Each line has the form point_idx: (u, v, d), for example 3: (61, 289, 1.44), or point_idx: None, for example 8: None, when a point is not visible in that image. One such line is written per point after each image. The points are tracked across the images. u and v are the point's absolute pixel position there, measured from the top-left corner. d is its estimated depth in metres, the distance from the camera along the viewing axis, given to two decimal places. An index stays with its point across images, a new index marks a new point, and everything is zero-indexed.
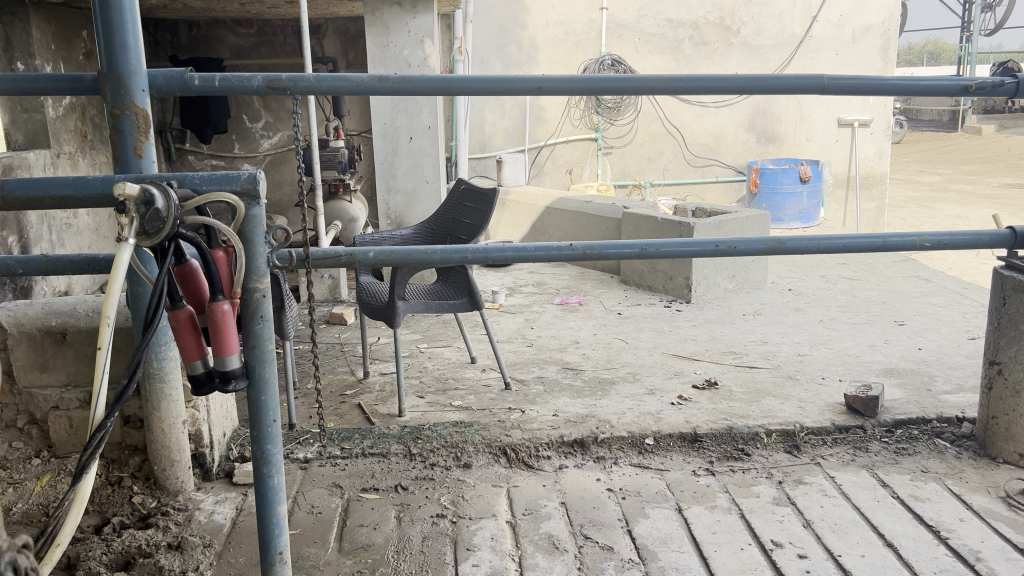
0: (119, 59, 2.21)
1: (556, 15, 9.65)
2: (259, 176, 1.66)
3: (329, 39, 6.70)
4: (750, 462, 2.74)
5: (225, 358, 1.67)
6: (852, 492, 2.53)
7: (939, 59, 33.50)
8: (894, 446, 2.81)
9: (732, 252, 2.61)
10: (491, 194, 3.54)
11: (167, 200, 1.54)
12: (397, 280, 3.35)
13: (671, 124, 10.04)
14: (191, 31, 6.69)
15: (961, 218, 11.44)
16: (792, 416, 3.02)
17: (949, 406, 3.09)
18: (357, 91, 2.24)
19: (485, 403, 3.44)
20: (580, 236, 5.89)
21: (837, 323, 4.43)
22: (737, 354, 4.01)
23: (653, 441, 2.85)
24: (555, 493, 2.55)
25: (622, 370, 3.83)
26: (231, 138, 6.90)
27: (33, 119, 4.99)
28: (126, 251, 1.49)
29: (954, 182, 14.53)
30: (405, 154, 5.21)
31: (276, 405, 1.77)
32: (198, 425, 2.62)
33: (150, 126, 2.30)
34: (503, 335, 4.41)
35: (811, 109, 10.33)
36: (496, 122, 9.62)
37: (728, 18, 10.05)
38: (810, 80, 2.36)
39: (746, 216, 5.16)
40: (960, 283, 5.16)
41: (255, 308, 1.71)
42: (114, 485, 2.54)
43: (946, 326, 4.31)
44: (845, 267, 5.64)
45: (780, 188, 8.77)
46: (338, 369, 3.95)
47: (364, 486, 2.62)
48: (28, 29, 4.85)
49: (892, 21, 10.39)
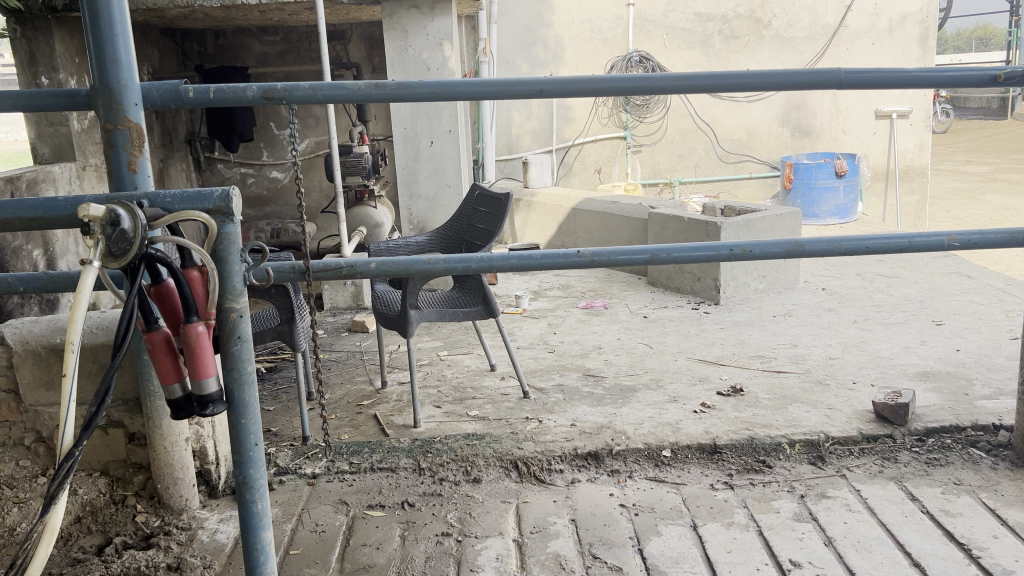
0: (109, 74, 2.06)
1: (582, 13, 9.54)
2: (233, 194, 1.60)
3: (353, 44, 6.67)
4: (772, 474, 2.63)
5: (202, 382, 1.61)
6: (878, 507, 2.40)
7: (988, 45, 32.59)
8: (926, 457, 2.67)
9: (748, 256, 2.49)
10: (505, 199, 3.45)
11: (133, 220, 1.49)
12: (409, 289, 3.29)
13: (702, 120, 9.89)
14: (218, 40, 6.75)
15: (1009, 209, 11.07)
16: (818, 424, 2.89)
17: (986, 412, 2.93)
18: (354, 100, 2.12)
19: (502, 413, 3.36)
20: (607, 237, 5.78)
21: (871, 324, 4.27)
22: (764, 358, 3.88)
23: (670, 453, 2.75)
24: (565, 509, 2.47)
25: (645, 376, 3.73)
26: (259, 146, 6.90)
27: (59, 133, 5.05)
28: (90, 273, 1.44)
29: (1000, 171, 14.06)
30: (426, 159, 5.16)
31: (259, 428, 1.72)
32: (203, 441, 2.58)
33: (145, 140, 2.18)
34: (525, 340, 4.33)
35: (848, 101, 10.07)
36: (523, 123, 9.55)
37: (759, 10, 9.84)
38: (826, 75, 2.19)
39: (777, 214, 5.00)
40: (1002, 279, 4.95)
41: (233, 329, 1.66)
42: (118, 504, 2.52)
43: (986, 325, 4.13)
44: (881, 264, 5.46)
45: (814, 183, 8.56)
46: (357, 379, 3.89)
47: (370, 503, 2.56)
48: (51, 43, 4.90)
49: (930, 9, 10.09)
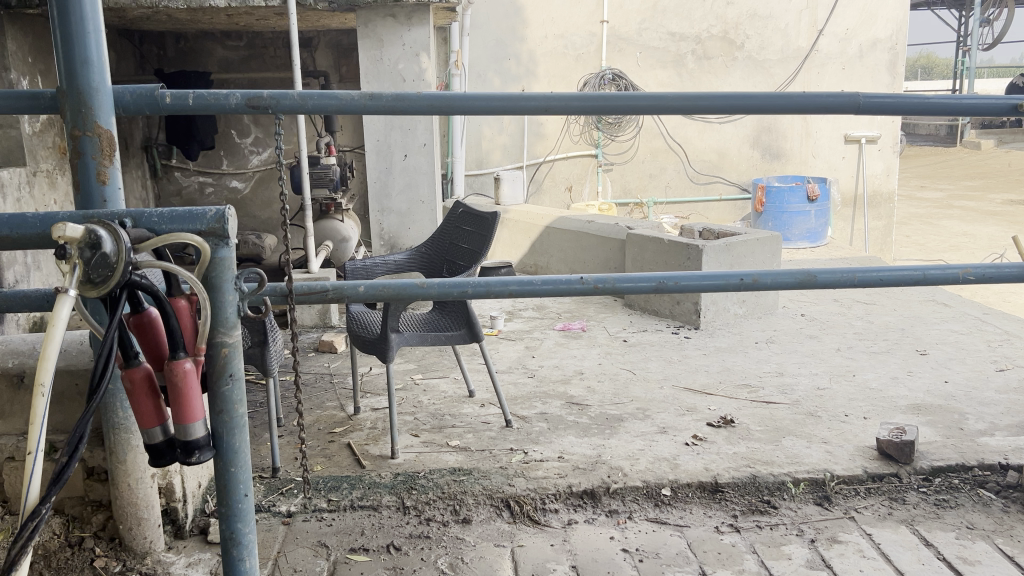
0: (79, 76, 1.78)
1: (555, 28, 9.47)
2: (228, 213, 1.42)
3: (321, 52, 6.47)
4: (778, 516, 2.49)
5: (188, 426, 1.42)
6: (893, 553, 2.28)
7: (932, 74, 33.76)
8: (934, 498, 2.57)
9: (758, 287, 2.16)
10: (491, 218, 3.32)
11: (117, 243, 1.30)
12: (390, 312, 3.10)
13: (673, 140, 9.88)
14: (178, 44, 6.48)
15: (967, 235, 11.26)
16: (820, 462, 2.78)
17: (990, 450, 2.85)
18: (347, 112, 1.85)
19: (485, 444, 3.18)
20: (583, 258, 5.65)
21: (855, 352, 4.20)
22: (752, 387, 3.76)
23: (670, 492, 2.61)
24: (565, 555, 2.31)
25: (631, 405, 3.58)
26: (219, 154, 6.67)
27: (7, 136, 4.74)
28: (65, 303, 1.25)
29: (955, 197, 14.37)
30: (399, 173, 4.98)
31: (248, 478, 1.53)
32: (170, 477, 2.37)
33: (117, 147, 1.87)
34: (503, 364, 4.17)
35: (817, 125, 10.13)
36: (494, 138, 9.43)
37: (732, 31, 9.87)
38: (840, 101, 1.96)
39: (757, 238, 4.91)
40: (980, 308, 4.95)
41: (223, 366, 1.47)
42: (73, 547, 2.30)
43: (971, 356, 4.09)
44: (859, 290, 5.41)
45: (786, 207, 8.57)
46: (327, 404, 3.68)
47: (352, 546, 2.37)
48: (3, 41, 4.62)
49: (899, 36, 10.20)
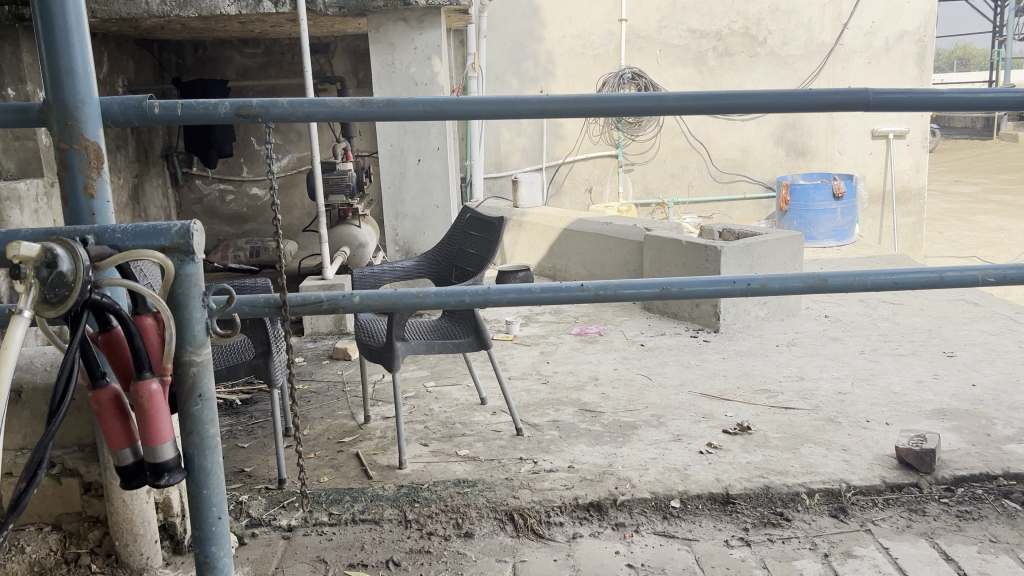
0: (64, 88, 1.71)
1: (574, 28, 9.40)
2: (194, 228, 1.37)
3: (338, 58, 6.46)
4: (791, 529, 2.41)
5: (156, 448, 1.37)
6: (911, 568, 2.18)
7: (967, 66, 33.20)
8: (956, 510, 2.46)
9: (766, 292, 2.06)
10: (499, 223, 3.25)
11: (74, 262, 1.26)
12: (395, 319, 3.06)
13: (695, 138, 9.75)
14: (197, 52, 6.53)
15: (1002, 231, 10.99)
16: (837, 471, 2.68)
17: (1017, 458, 2.73)
18: (338, 119, 1.77)
19: (494, 453, 3.12)
20: (602, 260, 5.56)
21: (879, 354, 4.09)
22: (771, 392, 3.66)
23: (680, 504, 2.54)
24: (567, 570, 2.24)
25: (646, 412, 3.50)
26: (238, 161, 6.67)
27: (26, 147, 4.82)
28: (19, 324, 1.20)
29: (991, 192, 14.06)
30: (413, 178, 4.94)
31: (222, 499, 1.48)
32: (167, 492, 2.34)
33: (105, 160, 1.79)
34: (516, 370, 4.11)
35: (843, 121, 9.95)
36: (513, 140, 9.38)
37: (753, 27, 9.72)
38: (849, 97, 1.86)
39: (778, 239, 4.79)
40: (1012, 307, 4.79)
41: (193, 385, 1.42)
42: (70, 564, 2.28)
43: (1000, 358, 3.95)
44: (886, 290, 5.27)
45: (811, 206, 8.43)
46: (337, 413, 3.64)
47: (351, 561, 2.32)
48: (18, 53, 4.66)
49: (927, 27, 9.98)
